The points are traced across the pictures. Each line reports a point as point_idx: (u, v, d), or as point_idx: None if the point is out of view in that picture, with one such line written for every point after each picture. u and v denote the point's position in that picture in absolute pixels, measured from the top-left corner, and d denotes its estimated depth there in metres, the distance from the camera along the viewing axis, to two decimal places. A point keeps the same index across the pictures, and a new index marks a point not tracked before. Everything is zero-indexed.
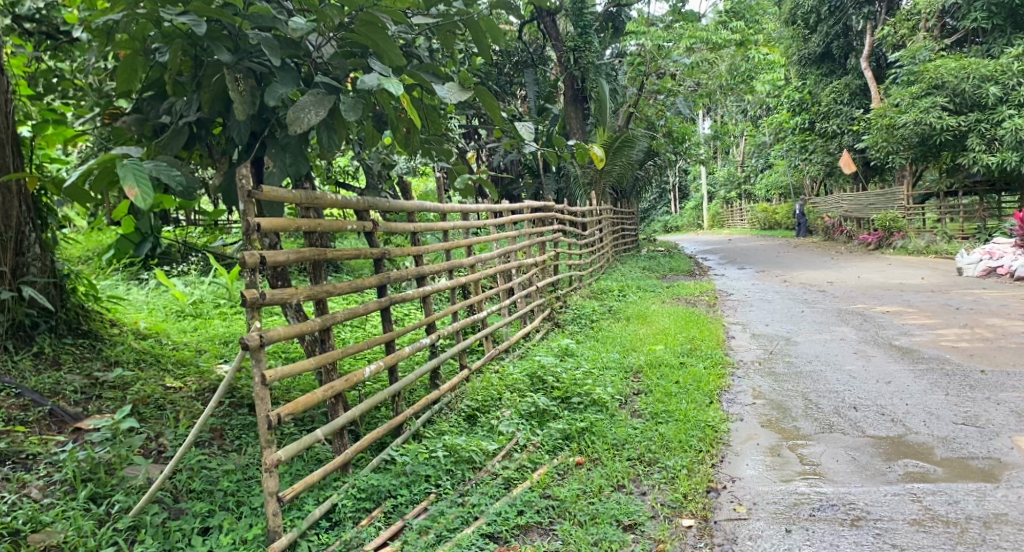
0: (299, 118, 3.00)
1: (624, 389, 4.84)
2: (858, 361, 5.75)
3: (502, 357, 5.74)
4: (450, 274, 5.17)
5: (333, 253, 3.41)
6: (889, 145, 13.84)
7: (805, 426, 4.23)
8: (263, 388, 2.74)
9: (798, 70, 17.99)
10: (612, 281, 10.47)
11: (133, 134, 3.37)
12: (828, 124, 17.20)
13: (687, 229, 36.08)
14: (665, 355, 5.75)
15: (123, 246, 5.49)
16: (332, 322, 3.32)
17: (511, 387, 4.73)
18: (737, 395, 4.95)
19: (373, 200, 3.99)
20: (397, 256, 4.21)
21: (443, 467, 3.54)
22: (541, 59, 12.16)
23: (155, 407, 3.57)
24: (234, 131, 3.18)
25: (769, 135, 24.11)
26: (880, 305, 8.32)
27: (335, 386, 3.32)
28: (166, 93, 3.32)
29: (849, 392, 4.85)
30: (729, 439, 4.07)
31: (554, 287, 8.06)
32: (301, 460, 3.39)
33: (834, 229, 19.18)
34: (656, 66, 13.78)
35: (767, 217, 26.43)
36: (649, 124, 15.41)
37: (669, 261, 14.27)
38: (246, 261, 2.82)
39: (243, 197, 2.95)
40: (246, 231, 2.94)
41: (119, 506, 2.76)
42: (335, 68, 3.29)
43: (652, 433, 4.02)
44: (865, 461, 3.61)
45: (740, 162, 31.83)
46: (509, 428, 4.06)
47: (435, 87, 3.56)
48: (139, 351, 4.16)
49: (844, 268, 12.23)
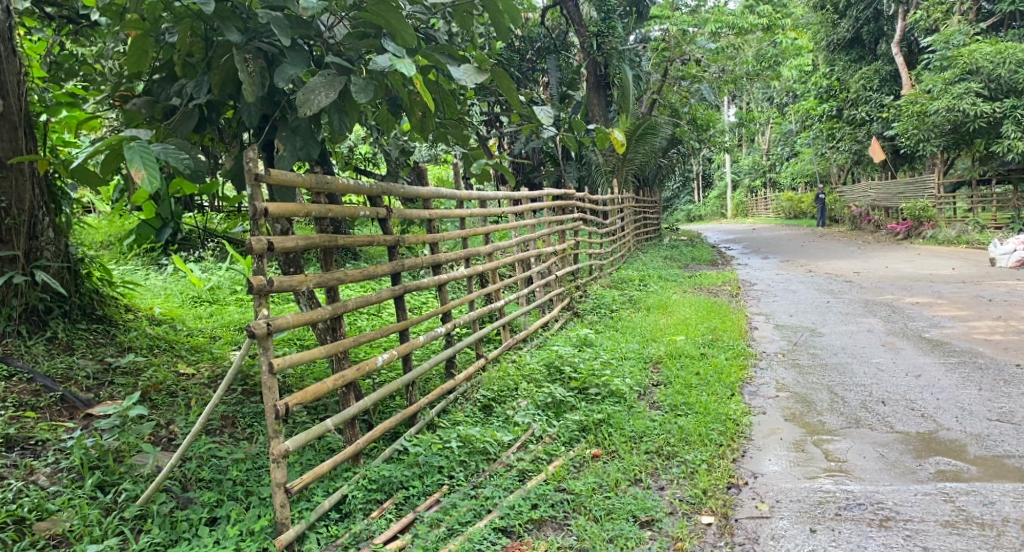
0: (309, 100, 2.92)
1: (643, 380, 4.73)
2: (886, 353, 5.59)
3: (519, 347, 5.65)
4: (467, 261, 5.09)
5: (345, 239, 3.31)
6: (919, 132, 13.40)
7: (830, 420, 4.11)
8: (270, 376, 2.67)
9: (826, 56, 17.63)
10: (633, 270, 10.35)
11: (143, 117, 3.29)
12: (857, 111, 16.82)
13: (710, 218, 35.71)
14: (686, 346, 5.63)
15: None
16: (343, 310, 3.23)
17: (528, 377, 4.65)
18: (760, 388, 4.83)
19: (387, 185, 3.89)
20: (412, 244, 4.11)
21: (457, 458, 3.47)
22: (564, 45, 11.99)
23: (167, 394, 3.53)
24: (245, 114, 3.12)
25: (795, 122, 23.70)
26: (908, 296, 8.11)
27: (347, 375, 3.24)
28: (177, 75, 3.25)
29: (877, 386, 4.70)
30: (751, 433, 3.95)
31: (574, 276, 7.96)
32: (312, 449, 3.33)
33: (861, 219, 18.69)
34: (680, 52, 13.55)
35: (792, 206, 26.04)
36: (672, 111, 15.19)
37: (691, 251, 14.06)
38: (253, 247, 2.74)
39: (252, 180, 2.87)
40: (253, 216, 2.86)
41: (126, 495, 2.72)
42: (347, 48, 3.20)
43: (671, 426, 3.91)
44: (894, 458, 3.48)
45: (766, 150, 31.37)
46: (525, 419, 3.98)
47: (450, 68, 3.46)
48: (153, 337, 4.13)
49: (872, 259, 11.97)
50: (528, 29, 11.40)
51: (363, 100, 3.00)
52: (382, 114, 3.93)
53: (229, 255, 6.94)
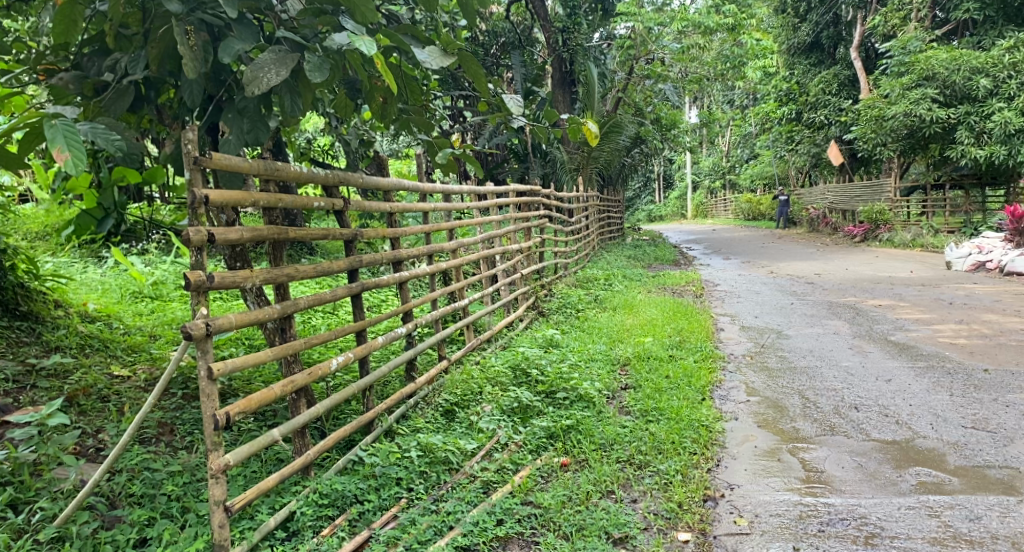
0: (258, 78, 2.64)
1: (612, 384, 4.55)
2: (855, 357, 5.51)
3: (483, 348, 5.42)
4: (429, 257, 4.83)
5: (297, 230, 3.02)
6: (877, 136, 13.52)
7: (804, 427, 3.98)
8: (209, 383, 2.38)
9: (786, 59, 17.77)
10: (598, 269, 10.20)
11: (71, 93, 2.95)
12: (816, 114, 16.92)
13: (670, 219, 35.91)
14: (653, 347, 5.47)
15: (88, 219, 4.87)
16: (294, 309, 2.94)
17: (493, 381, 4.43)
18: (730, 392, 4.68)
19: (345, 174, 3.60)
20: (371, 239, 3.84)
21: (416, 469, 3.24)
22: (529, 40, 11.80)
23: (99, 400, 3.21)
24: (186, 93, 2.82)
25: (755, 125, 23.93)
26: (870, 298, 8.11)
27: (295, 381, 2.96)
28: (109, 49, 2.92)
29: (849, 391, 4.59)
30: (725, 440, 3.80)
31: (539, 275, 7.76)
32: (258, 460, 3.07)
33: (819, 221, 18.88)
34: (645, 50, 13.50)
35: (751, 207, 26.33)
36: (636, 110, 15.13)
37: (653, 250, 13.98)
38: (191, 239, 2.45)
39: (189, 164, 2.58)
40: (193, 203, 2.56)
41: (40, 515, 2.41)
42: (302, 25, 2.94)
43: (642, 433, 3.73)
44: (873, 468, 3.38)
45: (726, 151, 31.65)
46: (490, 425, 3.76)
47: (413, 50, 3.21)
48: (85, 335, 3.78)
49: (832, 260, 12.03)
50: (493, 23, 11.17)
51: (318, 79, 2.73)
52: (340, 98, 3.68)
53: (173, 248, 6.56)
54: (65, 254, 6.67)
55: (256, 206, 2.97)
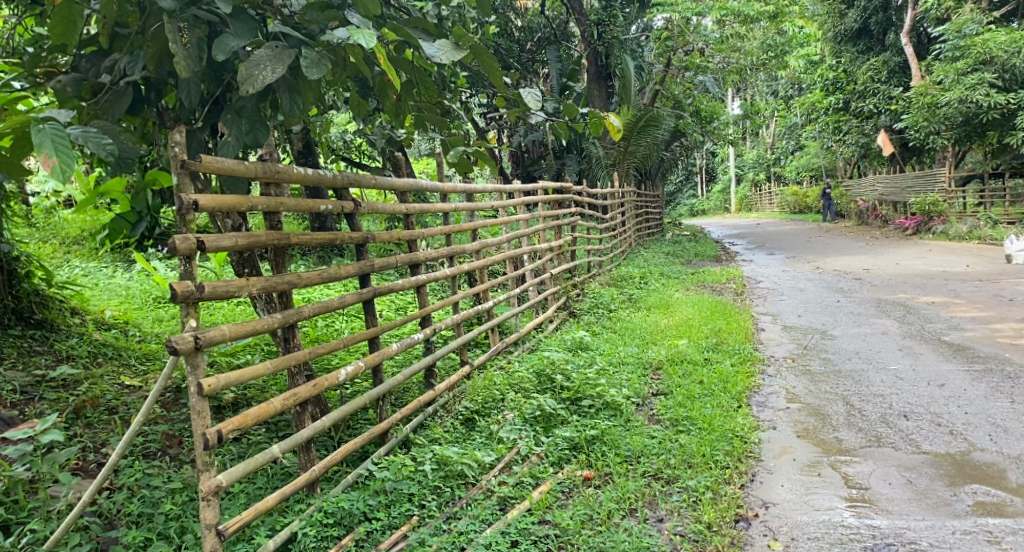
0: (252, 75, 2.50)
1: (641, 390, 4.35)
2: (904, 359, 5.18)
3: (510, 351, 5.27)
4: (451, 259, 4.69)
5: (301, 235, 2.87)
6: (929, 125, 12.90)
7: (848, 437, 3.72)
8: (200, 400, 2.26)
9: (832, 47, 17.14)
10: (634, 266, 9.94)
11: (67, 97, 2.82)
12: (864, 103, 16.31)
13: (713, 213, 35.26)
14: (688, 350, 5.22)
15: (118, 224, 4.85)
16: (297, 318, 2.81)
17: (516, 387, 4.27)
18: (769, 398, 4.43)
19: (354, 175, 3.45)
20: (384, 242, 3.70)
21: (430, 484, 3.08)
22: (564, 34, 11.59)
23: (107, 412, 3.13)
24: (183, 94, 2.70)
25: (800, 115, 23.26)
26: (922, 295, 7.68)
27: (299, 393, 2.82)
28: (108, 49, 2.82)
29: (897, 397, 4.30)
30: (760, 453, 3.57)
31: (571, 273, 7.57)
32: (264, 475, 2.96)
33: (868, 213, 18.21)
34: (684, 41, 13.15)
35: (797, 200, 25.63)
36: (675, 103, 14.77)
37: (694, 246, 13.61)
38: (178, 247, 2.29)
39: (177, 167, 2.46)
40: (181, 209, 2.43)
41: (30, 537, 2.32)
42: (306, 21, 2.80)
43: (672, 445, 3.52)
44: (923, 485, 3.12)
45: (770, 143, 30.90)
46: (510, 436, 3.60)
47: (423, 43, 3.05)
48: (99, 343, 3.73)
49: (882, 254, 11.53)
50: (528, 19, 10.97)
51: (316, 76, 2.57)
52: (351, 97, 3.58)
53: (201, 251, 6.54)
54: (98, 258, 6.72)
55: (257, 211, 2.82)
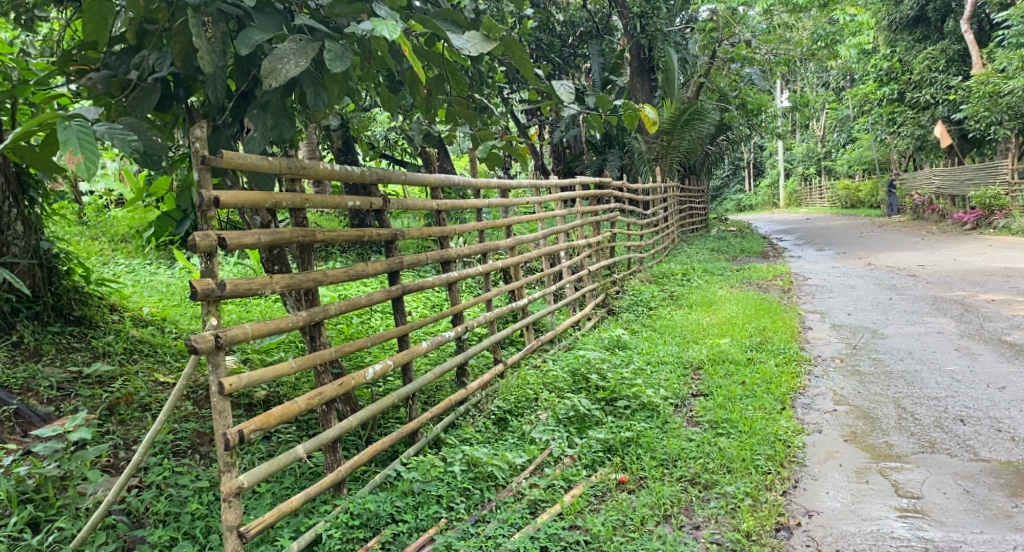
0: (276, 70, 2.45)
1: (680, 390, 4.23)
2: (961, 360, 4.93)
3: (546, 350, 5.19)
4: (484, 256, 4.62)
5: (326, 231, 2.82)
6: (991, 115, 12.39)
7: (899, 442, 3.53)
8: (221, 400, 2.24)
9: (887, 36, 16.58)
10: (676, 263, 9.75)
11: (98, 94, 2.82)
12: (920, 93, 15.70)
13: (761, 208, 34.52)
14: (730, 349, 5.06)
15: (163, 222, 4.93)
16: (322, 316, 2.77)
17: (550, 386, 4.19)
18: (815, 400, 4.24)
19: (383, 172, 3.40)
20: (414, 238, 3.66)
21: (458, 486, 3.02)
22: (607, 28, 11.44)
23: (140, 409, 3.14)
24: (210, 90, 2.67)
25: (852, 107, 22.58)
26: (981, 293, 7.33)
27: (325, 393, 2.78)
28: (137, 46, 2.80)
29: (953, 399, 4.09)
30: (804, 458, 3.42)
31: (610, 271, 7.44)
32: (292, 474, 2.94)
33: (925, 207, 17.57)
34: (730, 32, 12.87)
35: (848, 195, 24.93)
36: (721, 96, 14.49)
37: (740, 242, 13.33)
38: (198, 245, 2.26)
39: (198, 163, 2.43)
40: (201, 206, 2.40)
41: (57, 536, 2.33)
42: (334, 14, 2.74)
43: (710, 448, 3.41)
44: (981, 495, 2.94)
45: (821, 136, 30.12)
46: (543, 436, 3.54)
47: (451, 36, 2.97)
48: (136, 339, 3.76)
49: (939, 250, 11.10)
50: (570, 13, 10.86)
51: (340, 69, 2.51)
52: (382, 92, 3.58)
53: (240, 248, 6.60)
54: (143, 256, 6.86)
55: (282, 208, 2.79)
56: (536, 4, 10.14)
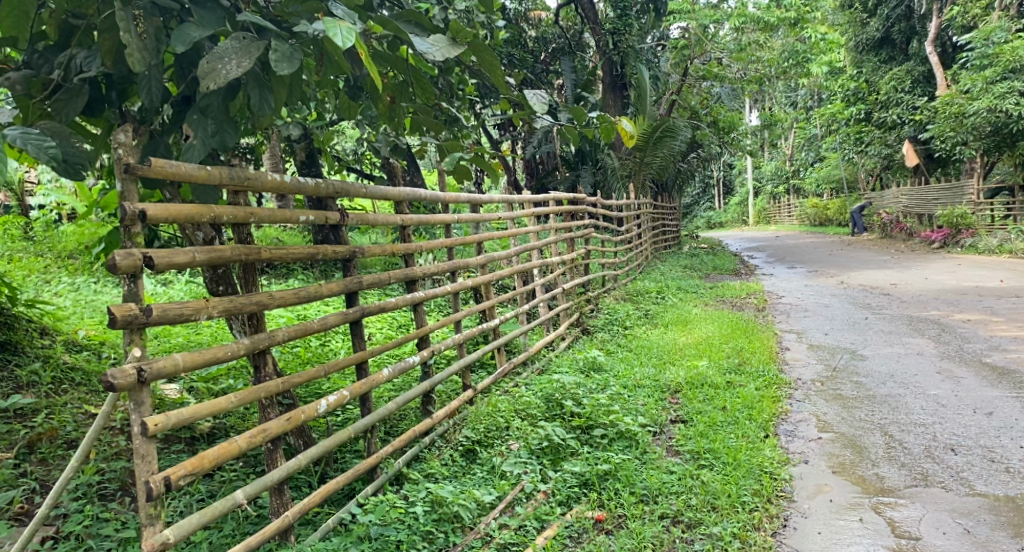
0: (215, 70, 2.18)
1: (658, 417, 4.01)
2: (945, 383, 4.78)
3: (518, 373, 4.94)
4: (453, 274, 4.36)
5: (274, 249, 2.54)
6: (956, 135, 12.51)
7: (890, 474, 3.35)
8: (144, 444, 1.95)
9: (853, 57, 16.69)
10: (649, 280, 9.60)
11: (18, 96, 2.51)
12: (887, 114, 15.69)
13: (731, 225, 34.77)
14: (708, 371, 4.85)
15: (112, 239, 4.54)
16: (267, 343, 2.48)
17: (522, 414, 3.95)
18: (798, 427, 4.05)
19: (341, 184, 3.13)
20: (376, 256, 3.39)
21: (421, 530, 2.75)
22: (579, 44, 11.32)
23: (65, 447, 2.82)
24: (143, 92, 2.39)
25: (820, 127, 22.81)
26: (957, 313, 7.24)
27: (270, 429, 2.48)
28: (63, 44, 2.49)
29: (941, 426, 3.92)
30: (792, 492, 3.22)
31: (584, 288, 7.22)
32: (233, 520, 2.65)
33: (892, 226, 17.70)
34: (702, 50, 12.85)
35: (817, 213, 25.15)
36: (692, 113, 14.45)
37: (713, 259, 13.23)
38: (118, 265, 1.97)
39: (120, 172, 2.15)
40: (125, 220, 2.12)
41: None
42: (286, 14, 2.48)
43: (693, 483, 3.21)
44: (983, 536, 2.78)
45: (789, 155, 30.46)
46: (514, 470, 3.30)
47: (415, 39, 2.73)
48: (67, 367, 3.43)
49: (910, 269, 11.08)
50: (542, 29, 10.78)
51: (288, 72, 2.24)
52: (342, 100, 3.38)
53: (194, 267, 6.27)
54: (91, 274, 6.48)
55: (224, 223, 2.52)
56: (508, 18, 9.98)
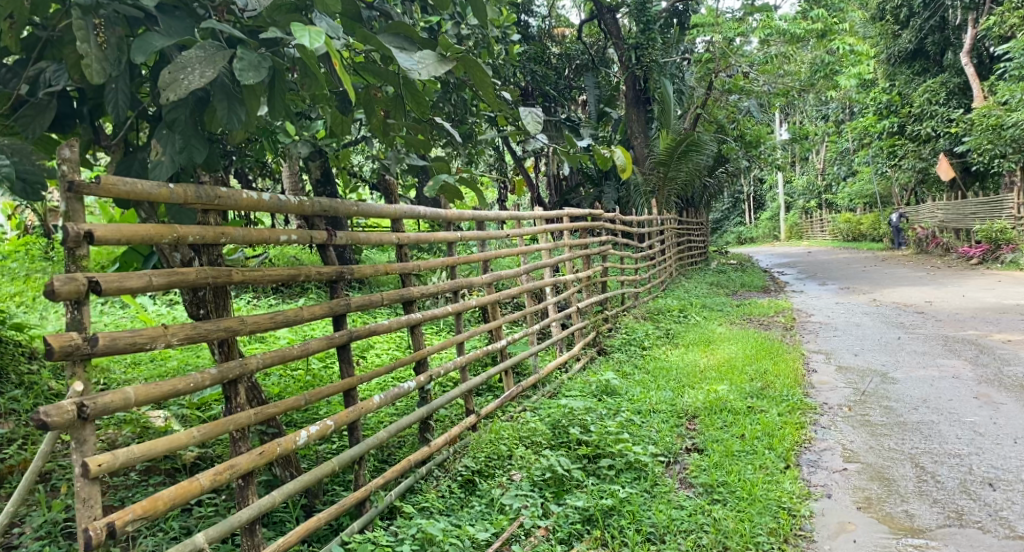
0: (177, 80, 2.05)
1: (672, 445, 3.78)
2: (982, 409, 4.48)
3: (527, 397, 4.73)
4: (455, 294, 4.16)
5: (244, 271, 2.39)
6: (995, 147, 12.16)
7: (920, 512, 3.08)
8: (84, 486, 1.81)
9: (886, 70, 16.35)
10: (672, 298, 9.34)
11: None
12: (921, 127, 15.25)
13: (762, 241, 34.18)
14: (728, 396, 4.60)
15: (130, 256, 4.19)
16: (236, 373, 2.33)
17: (527, 442, 3.76)
18: (822, 457, 3.78)
19: (327, 201, 2.97)
20: (368, 276, 3.22)
21: None
22: (602, 59, 11.20)
23: None
24: (109, 108, 2.29)
25: (852, 140, 22.34)
26: (996, 333, 6.88)
27: (239, 462, 2.32)
28: (30, 57, 2.38)
29: (978, 457, 3.64)
30: (812, 530, 2.98)
31: (602, 307, 6.99)
32: None
33: (928, 240, 17.17)
34: (727, 64, 12.62)
35: (850, 228, 24.60)
36: (718, 127, 14.18)
37: (740, 276, 12.89)
38: (59, 290, 1.83)
39: (66, 191, 2.02)
40: (70, 241, 2.00)
41: None
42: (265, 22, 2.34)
43: (704, 519, 2.98)
44: None
45: (821, 170, 29.91)
46: (514, 504, 3.10)
47: (398, 56, 2.54)
48: (51, 393, 3.35)
49: (946, 286, 10.67)
50: (565, 46, 10.61)
51: (255, 82, 2.11)
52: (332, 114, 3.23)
53: None
54: None
55: (192, 243, 2.39)
56: (528, 33, 9.85)
